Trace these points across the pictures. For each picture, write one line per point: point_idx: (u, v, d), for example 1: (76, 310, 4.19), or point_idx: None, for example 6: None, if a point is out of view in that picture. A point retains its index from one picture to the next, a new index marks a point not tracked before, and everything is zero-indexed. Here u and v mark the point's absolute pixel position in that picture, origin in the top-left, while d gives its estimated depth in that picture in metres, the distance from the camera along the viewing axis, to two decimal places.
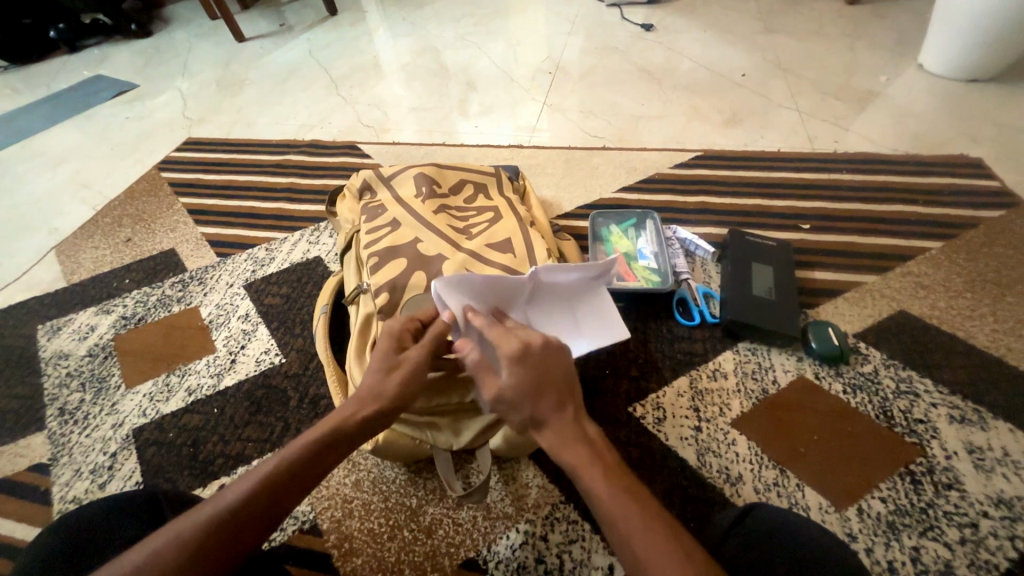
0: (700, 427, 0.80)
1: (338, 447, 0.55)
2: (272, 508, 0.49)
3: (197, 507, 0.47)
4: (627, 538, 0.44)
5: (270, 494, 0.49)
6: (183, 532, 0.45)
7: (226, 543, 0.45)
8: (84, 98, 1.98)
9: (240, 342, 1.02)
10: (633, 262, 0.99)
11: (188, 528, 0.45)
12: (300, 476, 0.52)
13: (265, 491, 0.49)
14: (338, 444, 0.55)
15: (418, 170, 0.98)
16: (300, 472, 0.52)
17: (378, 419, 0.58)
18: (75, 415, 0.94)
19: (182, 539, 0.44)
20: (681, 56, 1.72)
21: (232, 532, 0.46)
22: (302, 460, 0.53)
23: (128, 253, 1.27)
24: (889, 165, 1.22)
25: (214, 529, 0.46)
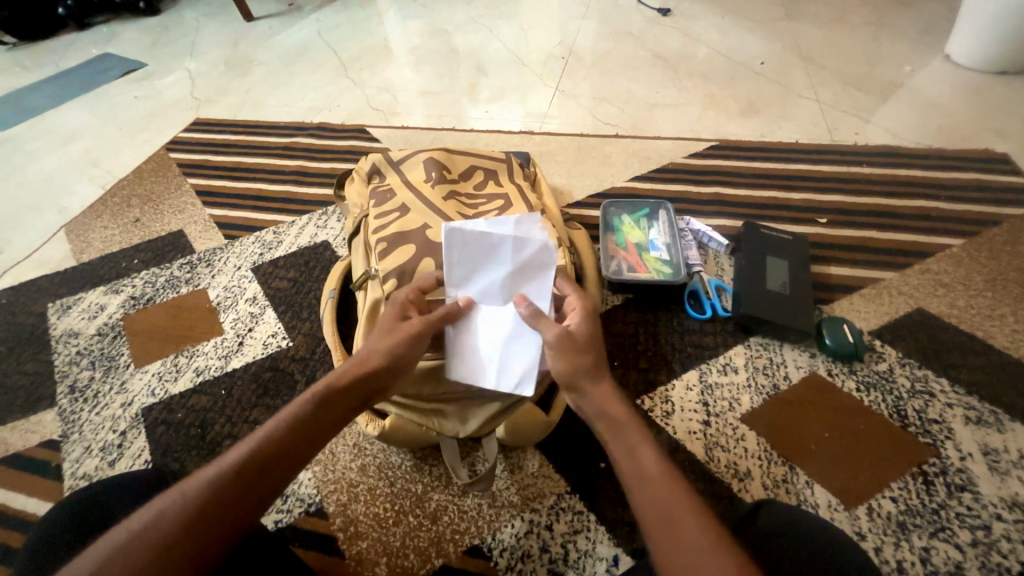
0: (708, 421, 0.79)
1: (336, 407, 0.57)
2: (274, 463, 0.50)
3: (199, 472, 0.48)
4: (657, 509, 0.46)
5: (270, 451, 0.51)
6: (187, 495, 0.46)
7: (231, 502, 0.46)
8: (93, 76, 1.97)
9: (247, 325, 1.02)
10: (645, 253, 0.97)
11: (191, 490, 0.46)
12: (301, 437, 0.53)
13: (265, 450, 0.51)
14: (333, 409, 0.56)
15: (428, 155, 0.96)
16: (302, 435, 0.53)
17: (373, 380, 0.60)
18: (85, 393, 0.95)
19: (186, 501, 0.45)
20: (698, 43, 1.68)
21: (240, 490, 0.47)
22: (302, 422, 0.54)
23: (136, 234, 1.27)
24: (911, 159, 1.18)
25: (220, 490, 0.47)
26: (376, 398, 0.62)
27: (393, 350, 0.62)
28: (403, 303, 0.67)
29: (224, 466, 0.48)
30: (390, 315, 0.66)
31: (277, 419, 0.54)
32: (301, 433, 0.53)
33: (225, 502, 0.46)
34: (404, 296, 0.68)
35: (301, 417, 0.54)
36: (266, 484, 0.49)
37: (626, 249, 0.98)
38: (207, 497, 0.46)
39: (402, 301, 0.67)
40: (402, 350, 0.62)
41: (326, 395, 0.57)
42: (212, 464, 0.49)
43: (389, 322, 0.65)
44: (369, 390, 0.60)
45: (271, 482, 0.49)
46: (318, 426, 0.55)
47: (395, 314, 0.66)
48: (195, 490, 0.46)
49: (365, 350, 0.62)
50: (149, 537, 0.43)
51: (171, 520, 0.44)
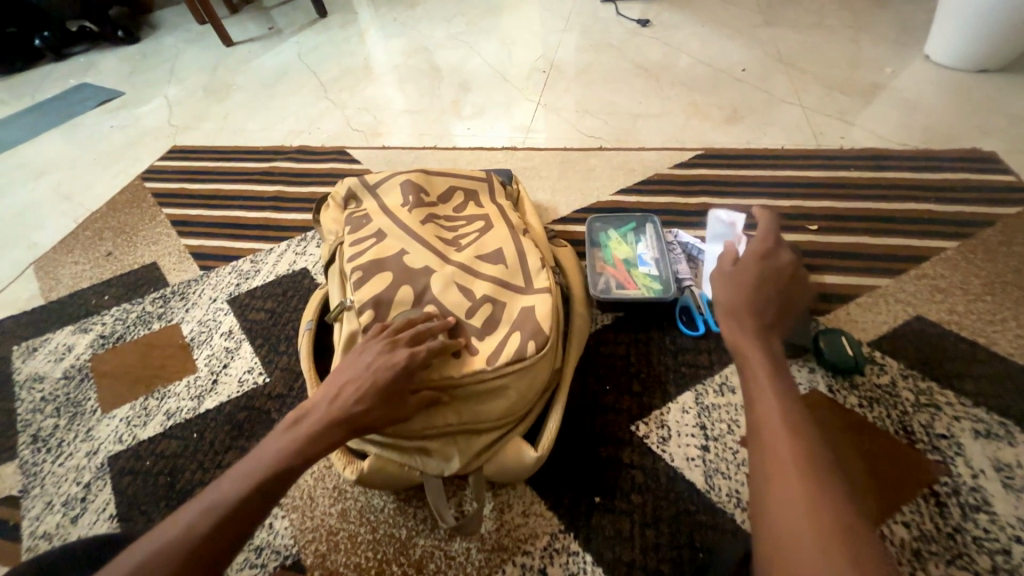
0: (707, 447, 0.75)
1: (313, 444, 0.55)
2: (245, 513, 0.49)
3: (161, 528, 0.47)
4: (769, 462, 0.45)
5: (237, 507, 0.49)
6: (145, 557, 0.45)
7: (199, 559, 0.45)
8: (69, 107, 1.93)
9: (222, 361, 0.97)
10: (633, 269, 0.95)
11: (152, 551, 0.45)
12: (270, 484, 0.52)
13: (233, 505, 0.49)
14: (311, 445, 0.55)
15: (405, 177, 0.93)
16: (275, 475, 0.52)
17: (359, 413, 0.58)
18: (48, 443, 0.89)
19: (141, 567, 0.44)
20: (678, 52, 1.68)
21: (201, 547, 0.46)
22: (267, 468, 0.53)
23: (108, 268, 1.23)
24: (898, 161, 1.17)
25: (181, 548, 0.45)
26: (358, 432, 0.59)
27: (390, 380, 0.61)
28: (418, 357, 0.63)
29: (185, 525, 0.47)
30: (392, 368, 0.61)
31: (241, 469, 0.52)
32: (271, 480, 0.52)
33: (185, 562, 0.45)
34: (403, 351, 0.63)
35: (270, 459, 0.53)
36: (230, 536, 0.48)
37: (614, 266, 0.96)
38: (170, 557, 0.45)
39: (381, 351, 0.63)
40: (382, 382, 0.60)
41: (301, 439, 0.55)
42: (175, 516, 0.48)
43: (391, 380, 0.61)
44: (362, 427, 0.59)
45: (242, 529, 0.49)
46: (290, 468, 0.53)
47: (415, 366, 0.63)
48: (150, 556, 0.45)
49: (362, 402, 0.59)
50: None
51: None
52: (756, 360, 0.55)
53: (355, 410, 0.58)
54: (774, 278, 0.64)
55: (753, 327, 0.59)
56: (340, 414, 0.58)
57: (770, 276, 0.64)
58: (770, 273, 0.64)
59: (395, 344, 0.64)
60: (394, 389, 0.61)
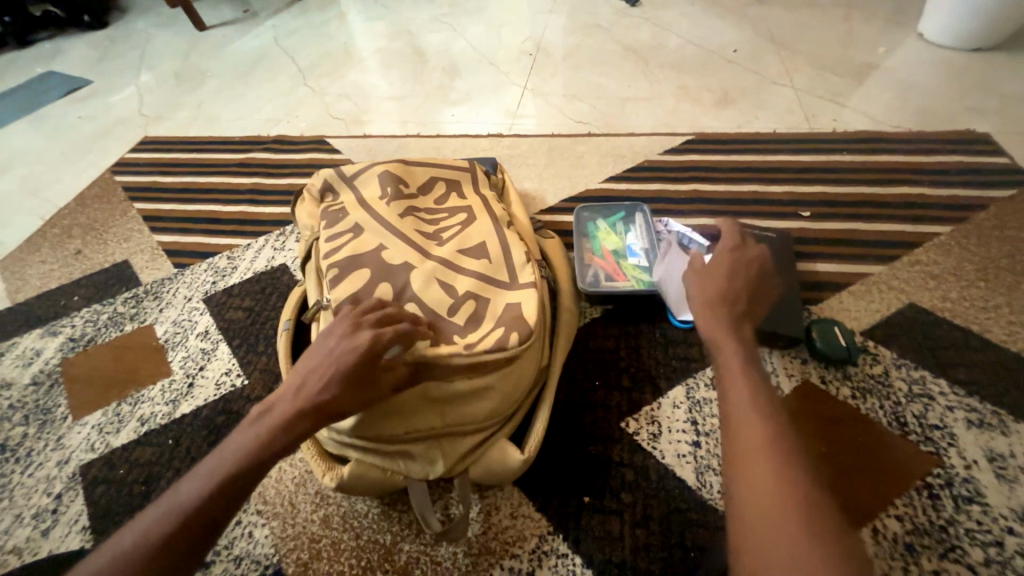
0: (698, 442, 0.73)
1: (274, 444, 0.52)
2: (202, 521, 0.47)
3: (116, 539, 0.45)
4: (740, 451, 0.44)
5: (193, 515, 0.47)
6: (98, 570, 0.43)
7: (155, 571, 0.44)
8: (34, 97, 1.85)
9: (198, 363, 0.94)
10: (622, 260, 0.93)
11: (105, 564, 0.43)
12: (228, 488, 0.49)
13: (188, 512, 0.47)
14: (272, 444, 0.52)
15: (383, 168, 0.89)
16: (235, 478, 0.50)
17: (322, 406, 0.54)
18: (17, 452, 0.86)
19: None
20: (668, 32, 1.63)
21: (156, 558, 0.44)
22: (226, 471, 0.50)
23: (77, 267, 1.17)
24: (891, 144, 1.14)
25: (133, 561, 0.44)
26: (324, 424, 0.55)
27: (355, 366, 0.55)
28: (383, 340, 0.57)
29: (140, 535, 0.45)
30: (352, 355, 0.55)
31: (202, 469, 0.50)
32: (232, 479, 0.49)
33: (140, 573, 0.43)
34: (365, 335, 0.57)
35: (229, 461, 0.51)
36: (186, 544, 0.46)
37: (603, 257, 0.94)
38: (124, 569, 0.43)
39: (342, 335, 0.57)
40: (345, 368, 0.55)
41: (263, 435, 0.52)
42: (130, 527, 0.46)
43: (354, 368, 0.55)
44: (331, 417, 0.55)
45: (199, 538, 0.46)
46: (254, 466, 0.51)
47: (382, 349, 0.57)
48: (106, 564, 0.43)
49: (326, 394, 0.55)
50: None
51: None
52: (728, 351, 0.52)
53: (320, 400, 0.54)
54: (747, 267, 0.62)
55: (726, 318, 0.56)
56: (304, 409, 0.54)
57: (739, 265, 0.62)
58: (742, 261, 0.62)
59: (358, 325, 0.58)
60: (359, 376, 0.55)
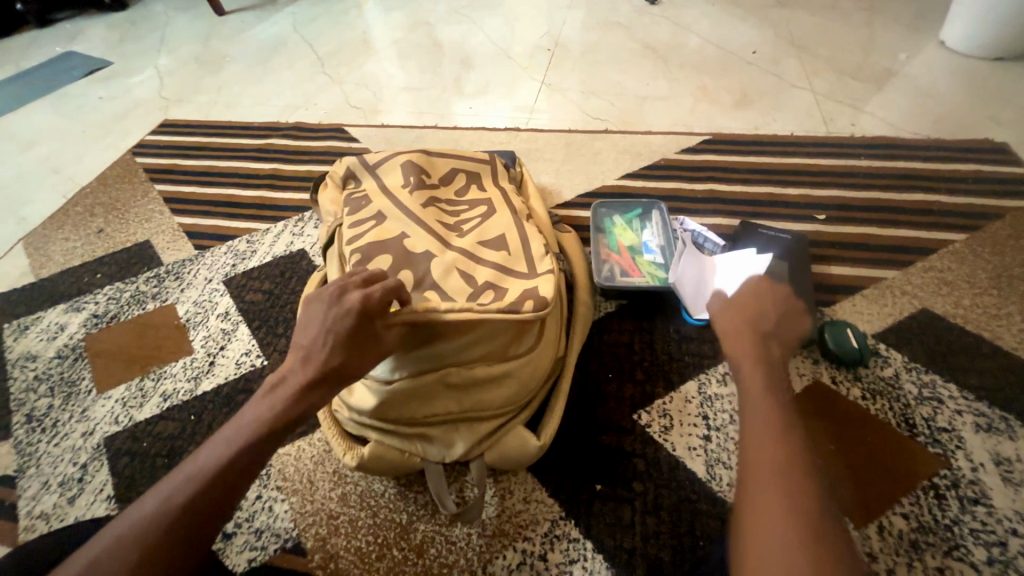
0: (709, 436, 0.75)
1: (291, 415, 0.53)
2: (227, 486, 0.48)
3: (141, 503, 0.46)
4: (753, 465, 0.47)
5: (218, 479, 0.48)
6: (125, 533, 0.44)
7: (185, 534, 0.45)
8: (55, 76, 1.86)
9: (219, 343, 0.96)
10: (638, 256, 0.94)
11: (133, 526, 0.44)
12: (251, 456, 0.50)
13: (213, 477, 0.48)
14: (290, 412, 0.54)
15: (406, 157, 0.90)
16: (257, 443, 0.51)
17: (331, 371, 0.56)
18: (43, 423, 0.88)
19: (124, 543, 0.43)
20: (688, 32, 1.63)
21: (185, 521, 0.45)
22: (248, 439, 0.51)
23: (100, 246, 1.19)
24: (908, 151, 1.15)
25: (163, 523, 0.45)
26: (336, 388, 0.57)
27: (354, 324, 0.57)
28: (373, 298, 0.58)
29: (164, 499, 0.46)
30: (346, 317, 0.57)
31: (221, 440, 0.51)
32: (252, 448, 0.51)
33: (171, 534, 0.44)
34: (353, 298, 0.58)
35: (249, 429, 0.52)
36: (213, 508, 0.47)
37: (619, 253, 0.95)
38: (154, 531, 0.44)
39: (332, 302, 0.58)
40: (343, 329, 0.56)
41: (281, 403, 0.54)
42: (152, 493, 0.47)
43: (352, 327, 0.57)
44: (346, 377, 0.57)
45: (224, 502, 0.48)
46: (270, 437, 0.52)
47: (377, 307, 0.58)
48: (131, 529, 0.44)
49: (331, 356, 0.56)
50: None
51: (110, 565, 0.41)
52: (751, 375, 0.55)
53: (329, 365, 0.56)
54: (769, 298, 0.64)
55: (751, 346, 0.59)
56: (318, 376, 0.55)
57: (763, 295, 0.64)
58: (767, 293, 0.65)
59: (344, 290, 0.59)
60: (360, 335, 0.57)
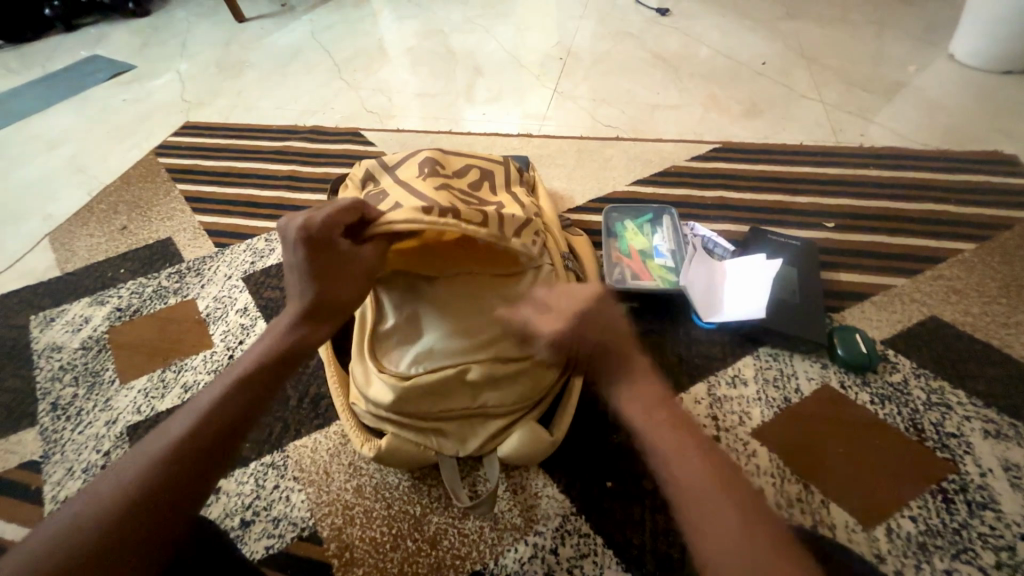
0: (718, 437, 0.76)
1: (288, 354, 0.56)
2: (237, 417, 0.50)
3: (145, 444, 0.46)
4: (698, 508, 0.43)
5: (226, 411, 0.49)
6: (132, 471, 0.44)
7: (202, 460, 0.46)
8: (81, 79, 1.93)
9: (238, 338, 0.98)
10: (649, 260, 0.96)
11: (139, 466, 0.44)
12: (257, 390, 0.52)
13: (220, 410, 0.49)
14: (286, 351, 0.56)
15: (424, 153, 0.92)
16: (261, 381, 0.53)
17: (316, 302, 0.59)
18: (68, 411, 0.91)
19: (133, 479, 0.43)
20: (698, 43, 1.66)
21: (197, 450, 0.46)
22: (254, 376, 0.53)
23: (123, 242, 1.23)
24: (917, 161, 1.16)
25: (174, 453, 0.45)
26: (328, 317, 0.60)
27: (310, 245, 0.57)
28: (321, 220, 0.58)
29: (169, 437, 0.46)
30: (297, 248, 0.58)
31: (219, 379, 0.52)
32: (253, 385, 0.52)
33: (183, 462, 0.45)
34: (292, 228, 0.58)
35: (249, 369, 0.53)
36: (224, 437, 0.48)
37: (629, 256, 0.97)
38: (162, 462, 0.44)
39: (283, 241, 0.59)
40: (304, 253, 0.57)
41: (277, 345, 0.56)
42: (155, 436, 0.47)
43: (310, 251, 0.57)
44: (337, 309, 0.60)
45: (236, 429, 0.49)
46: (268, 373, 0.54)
47: (325, 231, 0.58)
48: (143, 460, 0.44)
49: (308, 285, 0.58)
50: (102, 517, 0.41)
51: (123, 497, 0.42)
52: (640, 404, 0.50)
53: (308, 298, 0.58)
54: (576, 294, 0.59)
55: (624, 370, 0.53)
56: (305, 312, 0.58)
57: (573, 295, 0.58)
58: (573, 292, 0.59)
59: (288, 222, 0.59)
60: (324, 260, 0.58)
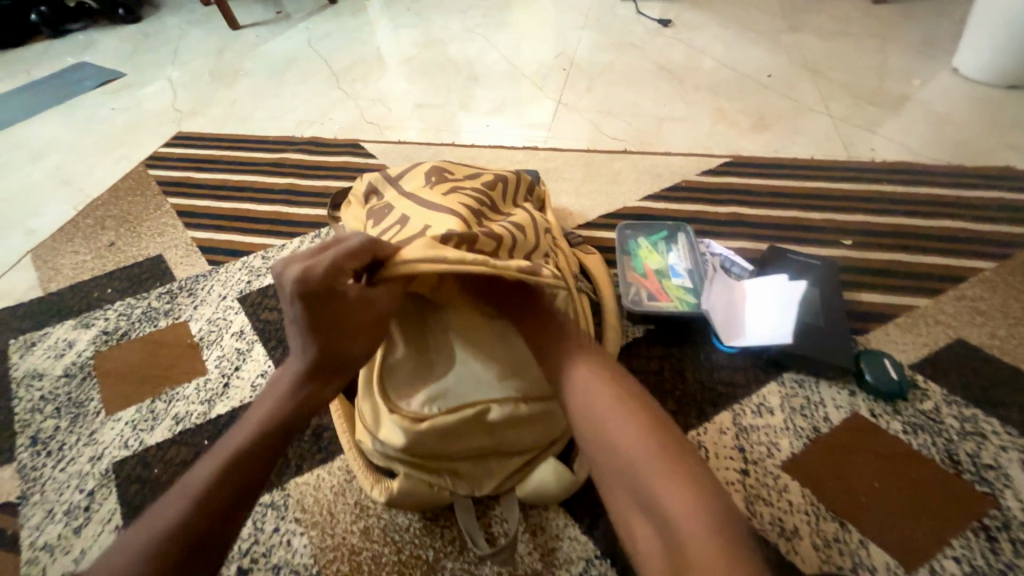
0: (747, 471, 0.72)
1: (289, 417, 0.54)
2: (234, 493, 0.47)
3: (135, 530, 0.43)
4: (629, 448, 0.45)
5: (223, 488, 0.47)
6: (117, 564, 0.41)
7: (198, 544, 0.43)
8: (67, 86, 1.86)
9: (233, 363, 0.93)
10: (665, 280, 0.93)
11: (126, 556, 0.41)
12: (256, 462, 0.50)
13: (216, 487, 0.47)
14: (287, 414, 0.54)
15: (430, 164, 0.89)
16: (258, 451, 0.51)
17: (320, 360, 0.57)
18: (48, 446, 0.84)
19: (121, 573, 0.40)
20: (702, 54, 1.64)
21: (192, 534, 0.43)
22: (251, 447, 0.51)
23: (111, 259, 1.17)
24: (930, 176, 1.15)
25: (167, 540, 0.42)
26: (334, 374, 0.58)
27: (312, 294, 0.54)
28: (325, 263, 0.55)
29: (161, 521, 0.44)
30: (297, 303, 0.55)
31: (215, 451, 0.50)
32: (252, 455, 0.50)
33: (177, 548, 0.42)
34: (289, 279, 0.54)
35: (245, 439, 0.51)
36: (220, 517, 0.46)
37: (645, 276, 0.93)
38: (154, 550, 0.42)
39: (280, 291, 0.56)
40: (304, 305, 0.55)
41: (277, 409, 0.54)
42: (144, 521, 0.44)
43: (313, 302, 0.55)
44: (344, 363, 0.58)
45: (235, 505, 0.47)
46: (261, 447, 0.51)
47: (333, 277, 0.55)
48: (134, 548, 0.42)
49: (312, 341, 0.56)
50: None
51: None
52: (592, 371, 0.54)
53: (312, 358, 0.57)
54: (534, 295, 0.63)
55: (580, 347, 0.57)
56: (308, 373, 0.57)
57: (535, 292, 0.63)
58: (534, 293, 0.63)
59: (284, 269, 0.55)
60: (329, 309, 0.55)
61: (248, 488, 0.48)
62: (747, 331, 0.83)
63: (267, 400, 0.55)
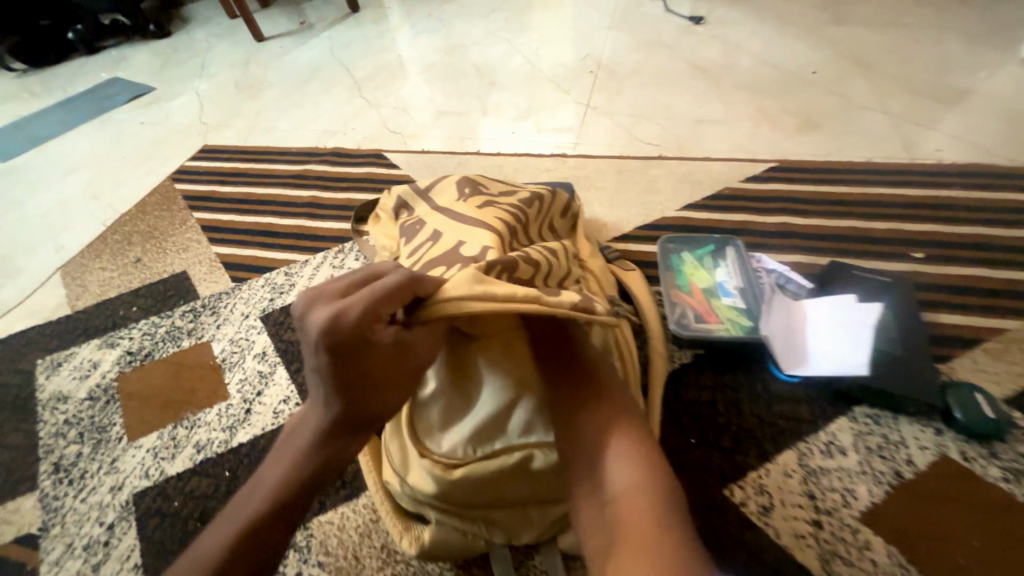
0: (820, 522, 0.63)
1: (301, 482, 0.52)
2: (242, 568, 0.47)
3: None
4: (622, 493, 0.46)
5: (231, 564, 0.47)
6: None
7: None
8: (99, 102, 1.89)
9: (255, 388, 0.89)
10: (715, 299, 0.85)
11: None
12: (265, 534, 0.49)
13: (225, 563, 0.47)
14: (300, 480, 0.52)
15: (461, 177, 0.84)
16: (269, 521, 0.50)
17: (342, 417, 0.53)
18: (70, 474, 0.82)
19: None
20: (739, 51, 1.54)
21: None
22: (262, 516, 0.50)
23: (136, 276, 1.16)
24: (1008, 179, 1.03)
25: None
26: (358, 433, 0.54)
27: (337, 343, 0.49)
28: (354, 309, 0.49)
29: None
30: (319, 354, 0.49)
31: (232, 514, 0.51)
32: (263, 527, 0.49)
33: None
34: (314, 327, 0.49)
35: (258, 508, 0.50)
36: None
37: (692, 295, 0.86)
38: None
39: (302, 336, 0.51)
40: (326, 359, 0.49)
41: (289, 472, 0.52)
42: None
43: (335, 355, 0.49)
44: (369, 421, 0.53)
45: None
46: (274, 517, 0.50)
47: (367, 322, 0.49)
48: None
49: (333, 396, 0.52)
50: None
51: None
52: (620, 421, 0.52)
53: (332, 415, 0.53)
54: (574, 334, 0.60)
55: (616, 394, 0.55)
56: (326, 431, 0.53)
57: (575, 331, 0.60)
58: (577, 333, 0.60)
59: (307, 311, 0.50)
60: (356, 359, 0.50)
61: (262, 558, 0.49)
62: (812, 356, 0.74)
63: (282, 461, 0.53)
